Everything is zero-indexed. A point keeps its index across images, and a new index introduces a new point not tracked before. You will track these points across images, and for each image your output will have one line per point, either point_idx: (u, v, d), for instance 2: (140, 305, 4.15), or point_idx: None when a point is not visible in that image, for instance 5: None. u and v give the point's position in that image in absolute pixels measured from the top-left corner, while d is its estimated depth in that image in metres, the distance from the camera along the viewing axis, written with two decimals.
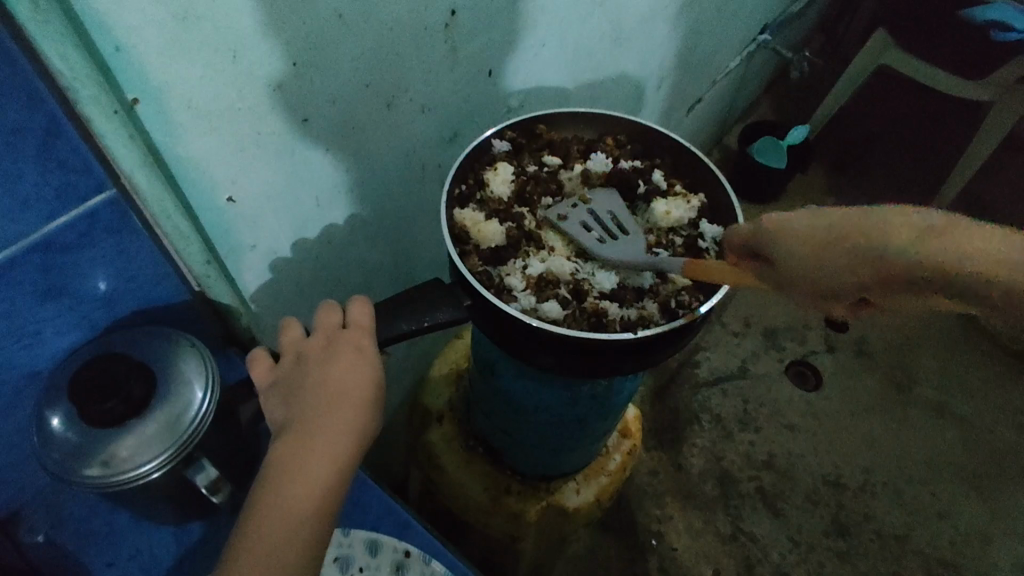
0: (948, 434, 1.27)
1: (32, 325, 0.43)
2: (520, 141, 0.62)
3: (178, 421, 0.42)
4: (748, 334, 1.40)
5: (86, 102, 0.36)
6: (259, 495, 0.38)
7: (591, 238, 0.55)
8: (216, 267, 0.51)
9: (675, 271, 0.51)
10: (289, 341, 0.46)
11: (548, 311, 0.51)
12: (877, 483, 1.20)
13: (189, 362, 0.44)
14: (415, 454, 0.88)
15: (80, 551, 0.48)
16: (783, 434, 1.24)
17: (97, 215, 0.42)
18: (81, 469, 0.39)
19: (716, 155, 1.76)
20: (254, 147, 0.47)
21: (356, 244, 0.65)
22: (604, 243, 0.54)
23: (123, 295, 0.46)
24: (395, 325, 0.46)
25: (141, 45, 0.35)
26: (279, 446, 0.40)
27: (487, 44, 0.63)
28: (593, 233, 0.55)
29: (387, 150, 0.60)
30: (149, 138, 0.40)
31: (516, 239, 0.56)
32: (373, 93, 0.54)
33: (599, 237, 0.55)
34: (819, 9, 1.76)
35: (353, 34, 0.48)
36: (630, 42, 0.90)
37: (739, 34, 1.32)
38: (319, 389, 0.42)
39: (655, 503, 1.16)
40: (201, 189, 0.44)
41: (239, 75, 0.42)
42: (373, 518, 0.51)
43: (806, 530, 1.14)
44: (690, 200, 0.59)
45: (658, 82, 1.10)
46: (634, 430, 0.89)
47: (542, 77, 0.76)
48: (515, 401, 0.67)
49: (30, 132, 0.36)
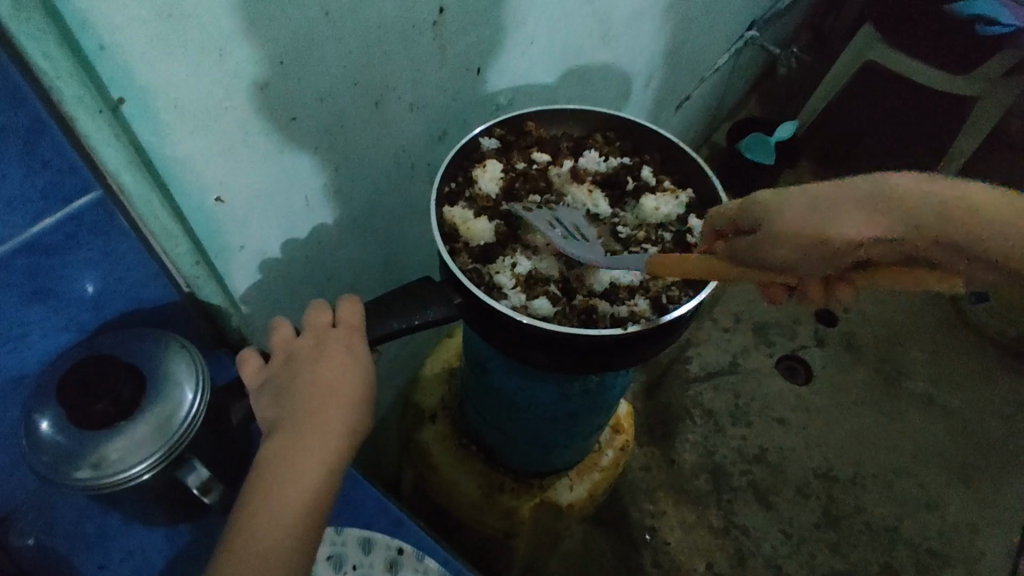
0: (936, 425, 1.29)
1: (19, 326, 0.43)
2: (509, 139, 0.62)
3: (169, 421, 0.42)
4: (739, 329, 1.41)
5: (71, 101, 0.36)
6: (250, 495, 0.38)
7: (554, 233, 0.55)
8: (205, 268, 0.51)
9: (636, 267, 0.52)
10: (279, 340, 0.46)
11: (538, 308, 0.51)
12: (867, 476, 1.21)
13: (180, 363, 0.44)
14: (407, 453, 0.88)
15: (70, 553, 0.48)
16: (773, 428, 1.25)
17: (82, 216, 0.41)
18: (71, 471, 0.39)
19: (705, 151, 1.76)
20: (242, 147, 0.46)
21: (346, 243, 0.65)
22: (568, 240, 0.55)
23: (111, 296, 0.46)
24: (385, 324, 0.46)
25: (125, 44, 0.35)
26: (269, 444, 0.39)
27: (476, 42, 0.63)
28: (558, 230, 0.56)
29: (375, 148, 0.60)
30: (135, 138, 0.39)
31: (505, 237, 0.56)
32: (360, 91, 0.54)
33: (562, 234, 0.55)
34: (805, 5, 1.77)
35: (339, 33, 0.48)
36: (618, 40, 0.90)
37: (727, 31, 1.33)
38: (309, 388, 0.42)
39: (648, 498, 1.17)
40: (189, 190, 0.44)
41: (226, 74, 0.42)
42: (366, 516, 0.51)
43: (798, 523, 1.15)
44: (678, 195, 0.59)
45: (646, 80, 1.10)
46: (627, 425, 0.90)
47: (530, 75, 0.76)
48: (507, 398, 0.67)
49: (14, 133, 0.36)
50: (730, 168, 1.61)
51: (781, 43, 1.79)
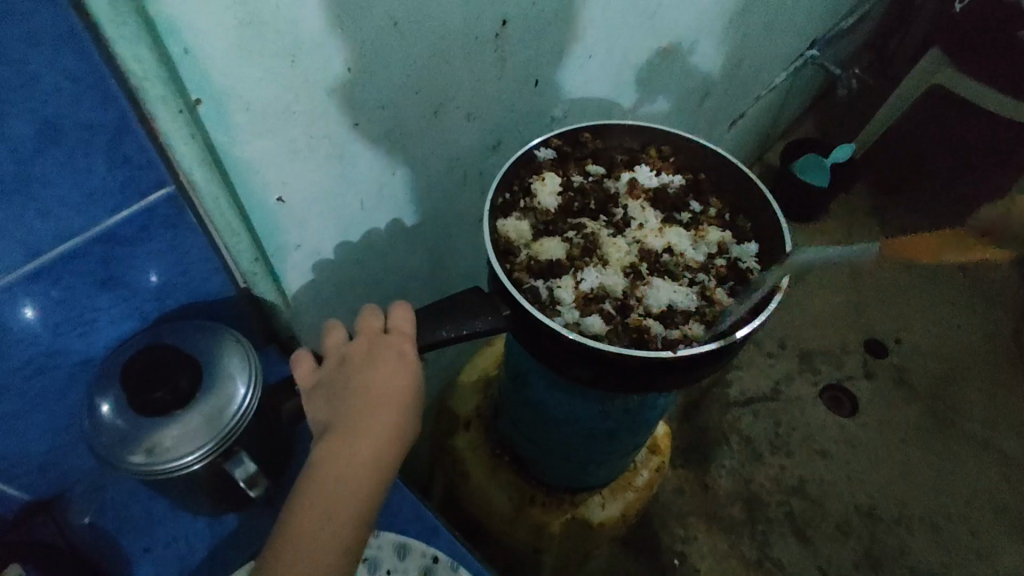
0: (990, 470, 1.23)
1: (88, 313, 0.44)
2: (566, 150, 0.61)
3: (222, 413, 0.43)
4: (783, 356, 1.36)
5: (154, 102, 0.37)
6: (299, 493, 0.39)
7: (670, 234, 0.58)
8: (263, 266, 0.52)
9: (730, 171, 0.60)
10: (332, 343, 0.47)
11: (590, 326, 0.50)
12: (912, 517, 1.16)
13: (234, 357, 0.45)
14: (440, 459, 0.88)
15: (118, 534, 0.49)
16: (814, 461, 1.21)
17: (155, 211, 0.43)
18: (128, 455, 0.41)
19: (755, 171, 1.73)
20: (306, 150, 0.48)
21: (396, 247, 0.66)
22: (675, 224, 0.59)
23: (174, 287, 0.48)
24: (435, 332, 0.46)
25: (206, 49, 0.36)
26: (321, 445, 0.40)
27: (536, 54, 0.63)
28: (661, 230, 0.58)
29: (432, 155, 0.60)
30: (208, 138, 0.40)
31: (574, 256, 0.55)
32: (421, 100, 0.54)
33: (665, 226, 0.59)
34: (870, 24, 1.71)
35: (405, 43, 0.49)
36: (675, 56, 0.89)
37: (786, 48, 1.29)
38: (360, 393, 0.42)
39: (679, 523, 1.14)
40: (252, 188, 0.45)
41: (296, 78, 0.43)
42: (402, 521, 0.51)
43: (836, 561, 1.11)
44: (709, 239, 0.57)
45: (701, 96, 1.08)
46: (664, 447, 0.88)
47: (586, 88, 0.76)
48: (546, 413, 0.67)
49: (101, 128, 0.37)
50: (782, 191, 1.58)
51: (842, 64, 1.74)
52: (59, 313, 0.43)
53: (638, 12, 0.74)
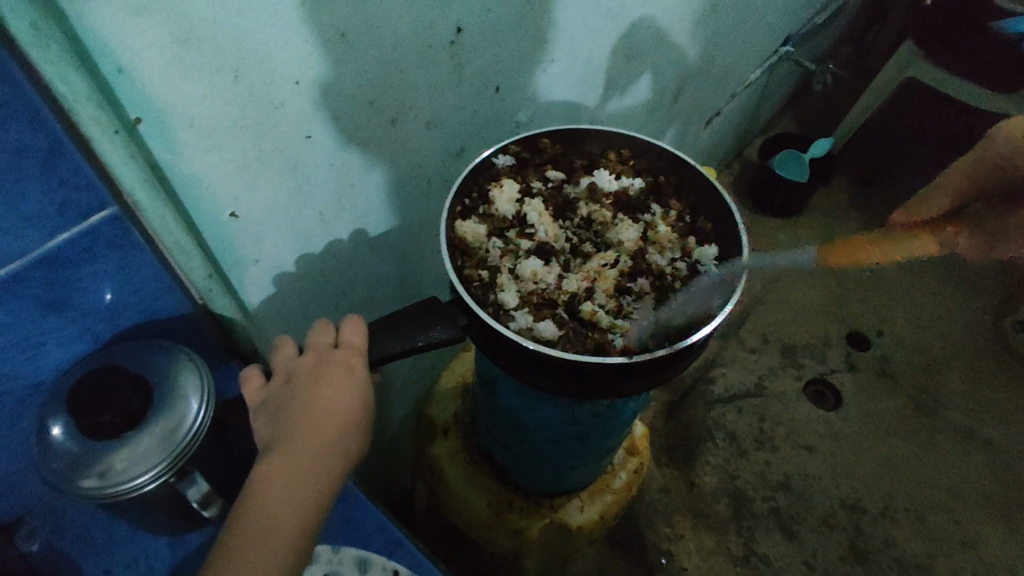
0: (973, 459, 1.24)
1: (35, 336, 0.44)
2: (525, 156, 0.61)
3: (174, 433, 0.42)
4: (766, 351, 1.37)
5: (87, 124, 0.37)
6: (241, 513, 0.39)
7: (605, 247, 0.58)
8: (218, 281, 0.52)
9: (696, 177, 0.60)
10: (281, 359, 0.47)
11: (543, 331, 0.49)
12: (898, 509, 1.16)
13: (187, 376, 0.45)
14: (419, 466, 0.88)
15: (77, 557, 0.49)
16: (799, 455, 1.22)
17: (98, 232, 0.42)
18: (77, 479, 0.40)
19: (736, 167, 1.74)
20: (257, 164, 0.47)
21: (361, 258, 0.66)
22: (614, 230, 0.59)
23: (126, 307, 0.47)
24: (387, 345, 0.46)
25: (143, 69, 0.36)
26: (262, 464, 0.41)
27: (494, 61, 0.63)
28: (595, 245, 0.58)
29: (392, 164, 0.60)
30: (150, 156, 0.40)
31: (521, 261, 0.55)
32: (376, 110, 0.54)
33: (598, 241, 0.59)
34: (846, 18, 1.72)
35: (355, 54, 0.49)
36: (643, 57, 0.90)
37: (761, 43, 1.30)
38: (307, 410, 0.42)
39: (666, 521, 1.14)
40: (203, 205, 0.45)
41: (241, 94, 0.43)
42: (365, 535, 0.50)
43: (822, 555, 1.11)
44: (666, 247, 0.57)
45: (675, 95, 1.09)
46: (642, 448, 0.88)
47: (552, 92, 0.76)
48: (516, 419, 0.67)
49: (32, 153, 0.37)
50: (763, 187, 1.59)
51: (818, 58, 1.75)
52: (4, 335, 0.42)
53: (603, 15, 0.74)
